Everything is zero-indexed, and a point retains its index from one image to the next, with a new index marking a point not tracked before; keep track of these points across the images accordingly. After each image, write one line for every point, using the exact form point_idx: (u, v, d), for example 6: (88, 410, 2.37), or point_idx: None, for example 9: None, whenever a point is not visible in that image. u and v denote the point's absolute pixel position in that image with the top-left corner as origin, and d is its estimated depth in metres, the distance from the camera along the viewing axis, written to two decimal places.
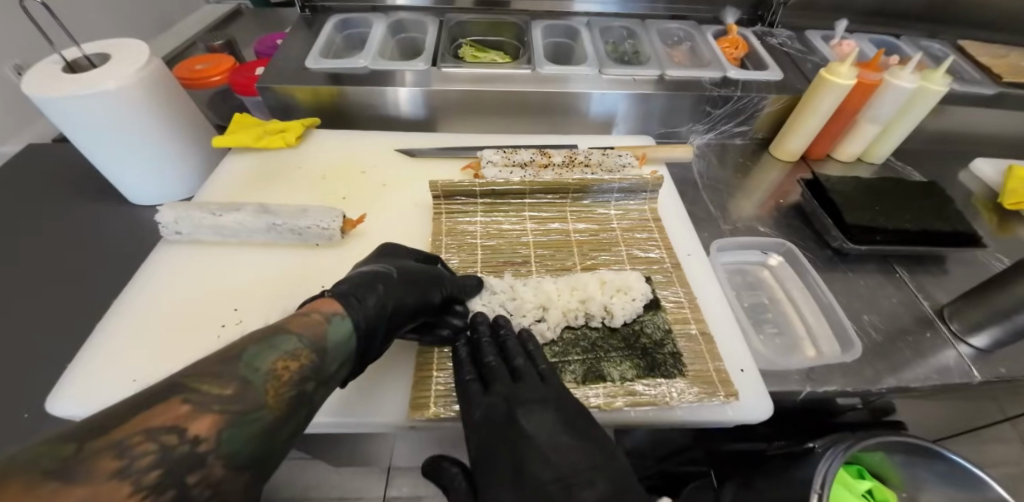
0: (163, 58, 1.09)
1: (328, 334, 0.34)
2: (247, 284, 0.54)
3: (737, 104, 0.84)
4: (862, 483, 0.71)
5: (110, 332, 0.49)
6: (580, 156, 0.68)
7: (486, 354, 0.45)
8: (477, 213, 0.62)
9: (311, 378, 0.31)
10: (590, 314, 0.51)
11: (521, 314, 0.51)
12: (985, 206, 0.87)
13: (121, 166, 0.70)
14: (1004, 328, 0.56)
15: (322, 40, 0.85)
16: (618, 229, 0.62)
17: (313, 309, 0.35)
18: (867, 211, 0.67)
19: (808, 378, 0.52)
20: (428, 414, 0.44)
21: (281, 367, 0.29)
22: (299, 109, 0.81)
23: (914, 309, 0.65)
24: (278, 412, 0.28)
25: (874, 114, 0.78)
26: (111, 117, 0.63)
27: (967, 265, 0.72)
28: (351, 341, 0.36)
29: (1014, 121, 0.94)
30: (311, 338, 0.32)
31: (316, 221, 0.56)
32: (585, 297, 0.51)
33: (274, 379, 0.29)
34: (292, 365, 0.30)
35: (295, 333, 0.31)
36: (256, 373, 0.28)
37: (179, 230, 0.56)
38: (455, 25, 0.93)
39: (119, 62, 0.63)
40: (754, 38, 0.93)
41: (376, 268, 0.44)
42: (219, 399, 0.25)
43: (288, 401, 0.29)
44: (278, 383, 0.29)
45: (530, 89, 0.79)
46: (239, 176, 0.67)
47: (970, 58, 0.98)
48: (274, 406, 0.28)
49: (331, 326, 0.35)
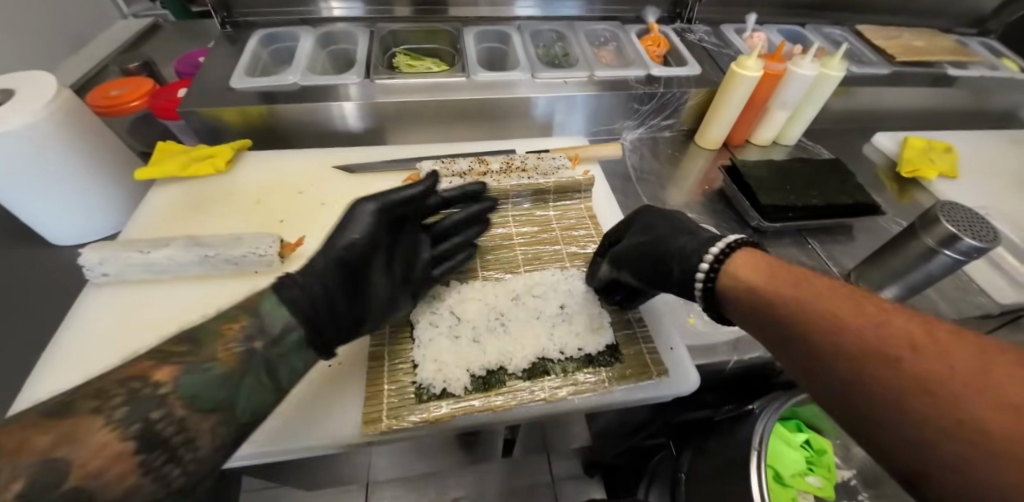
0: (73, 84, 1.02)
1: (263, 301, 0.39)
2: (183, 319, 0.54)
3: (661, 100, 0.89)
4: (798, 435, 0.76)
5: (38, 390, 0.47)
6: (516, 162, 0.70)
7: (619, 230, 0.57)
8: (421, 225, 0.63)
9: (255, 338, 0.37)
10: (562, 347, 0.51)
11: (506, 294, 0.55)
12: (889, 175, 0.97)
13: (38, 208, 0.66)
14: (900, 285, 0.64)
15: (247, 58, 0.83)
16: (558, 229, 0.65)
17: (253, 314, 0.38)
18: (780, 192, 0.74)
19: (735, 348, 0.58)
20: (380, 429, 0.44)
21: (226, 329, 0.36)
22: (229, 131, 0.78)
23: (825, 276, 0.72)
24: (229, 367, 0.34)
25: (782, 100, 0.86)
26: (23, 157, 0.59)
27: (868, 231, 0.81)
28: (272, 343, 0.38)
29: (908, 96, 1.04)
30: (248, 307, 0.38)
31: (253, 248, 0.55)
32: (535, 284, 0.56)
33: (219, 339, 0.35)
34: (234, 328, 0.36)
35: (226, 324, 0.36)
36: (202, 340, 0.35)
37: (105, 271, 0.54)
38: (387, 34, 0.94)
39: (26, 98, 0.59)
40: (674, 35, 0.99)
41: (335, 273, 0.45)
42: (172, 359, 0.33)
43: (239, 359, 0.35)
44: (226, 347, 0.35)
45: (466, 96, 0.81)
46: (165, 209, 0.65)
47: (867, 42, 1.08)
48: (227, 364, 0.34)
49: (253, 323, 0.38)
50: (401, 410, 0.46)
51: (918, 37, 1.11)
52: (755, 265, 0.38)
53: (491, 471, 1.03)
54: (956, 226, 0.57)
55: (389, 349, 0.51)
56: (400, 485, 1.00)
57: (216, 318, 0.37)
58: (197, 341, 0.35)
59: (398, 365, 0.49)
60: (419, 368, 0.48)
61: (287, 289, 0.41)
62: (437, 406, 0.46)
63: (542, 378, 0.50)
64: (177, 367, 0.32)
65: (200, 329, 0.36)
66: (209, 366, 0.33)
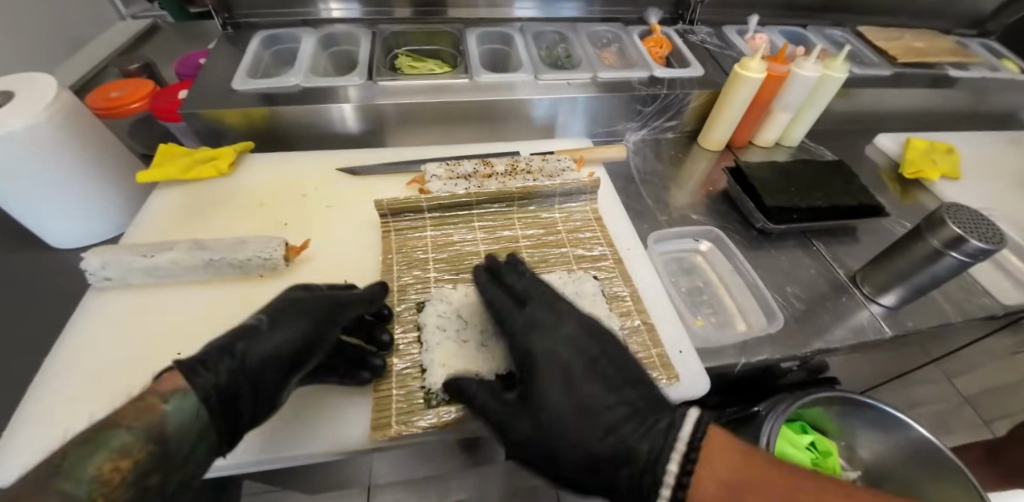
0: (73, 86, 1.02)
1: (169, 416, 0.31)
2: (187, 324, 0.53)
3: (664, 102, 0.89)
4: (804, 437, 0.74)
5: (39, 396, 0.46)
6: (521, 164, 0.70)
7: (515, 284, 0.50)
8: (426, 228, 0.63)
9: (154, 467, 0.29)
10: None
11: None
12: (891, 176, 0.97)
13: (37, 212, 0.65)
14: (906, 287, 0.64)
15: (249, 60, 0.83)
16: (564, 231, 0.65)
17: (152, 390, 0.33)
18: (784, 193, 0.74)
19: (742, 350, 0.58)
20: (389, 433, 0.44)
21: (110, 468, 0.27)
22: (231, 134, 0.78)
23: (830, 277, 0.72)
24: None
25: (785, 102, 0.86)
26: (24, 161, 0.58)
27: (872, 233, 0.81)
28: (199, 414, 0.33)
29: (909, 97, 1.05)
30: (144, 427, 0.30)
31: (258, 251, 0.55)
32: (544, 286, 0.56)
33: (98, 486, 0.26)
34: (122, 463, 0.27)
35: (126, 427, 0.29)
36: (77, 487, 0.25)
37: (108, 275, 0.54)
38: (389, 36, 0.93)
39: (26, 100, 0.59)
40: (676, 36, 0.99)
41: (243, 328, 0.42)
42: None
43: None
44: (107, 487, 0.26)
45: (469, 98, 0.80)
46: (167, 211, 0.64)
47: (868, 43, 1.09)
48: None
49: (171, 407, 0.32)
50: (410, 414, 0.45)
51: (919, 39, 1.11)
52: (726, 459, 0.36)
53: (494, 474, 1.02)
54: (962, 227, 0.57)
55: (396, 352, 0.50)
56: (403, 489, 1.00)
57: (99, 446, 0.27)
58: (67, 486, 0.25)
59: (405, 369, 0.49)
60: (427, 372, 0.48)
61: (197, 379, 0.35)
62: (445, 412, 0.46)
63: None
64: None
65: (74, 468, 0.26)
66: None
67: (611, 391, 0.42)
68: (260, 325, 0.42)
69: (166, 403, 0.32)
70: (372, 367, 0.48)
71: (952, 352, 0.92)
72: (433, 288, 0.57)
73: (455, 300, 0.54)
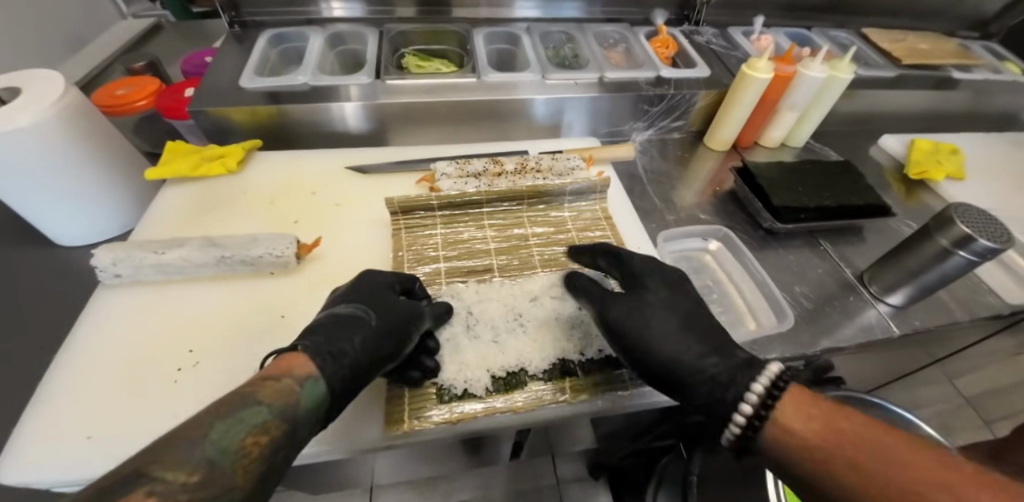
0: (77, 84, 1.01)
1: (301, 399, 0.33)
2: (197, 322, 0.53)
3: (671, 101, 0.89)
4: None
5: (50, 393, 0.46)
6: (530, 162, 0.70)
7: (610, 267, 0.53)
8: (436, 225, 0.63)
9: (281, 446, 0.30)
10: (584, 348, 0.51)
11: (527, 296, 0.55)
12: (896, 177, 0.98)
13: (43, 210, 0.65)
14: (915, 286, 0.65)
15: (257, 58, 0.83)
16: (573, 230, 0.65)
17: (285, 373, 0.34)
18: (792, 193, 0.74)
19: (752, 349, 0.58)
20: (402, 429, 0.44)
21: (251, 443, 0.28)
22: (238, 131, 0.78)
23: (838, 277, 0.72)
24: (246, 490, 0.27)
25: (792, 102, 0.86)
26: (32, 157, 0.58)
27: (878, 232, 0.81)
28: (320, 405, 0.35)
29: (913, 98, 1.05)
30: (280, 406, 0.31)
31: (269, 248, 0.55)
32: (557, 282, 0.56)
33: (240, 457, 0.27)
34: (261, 439, 0.29)
35: (264, 403, 0.30)
36: (221, 455, 0.26)
37: (118, 272, 0.54)
38: (395, 35, 0.93)
39: (33, 96, 0.59)
40: (683, 37, 1.00)
41: (348, 316, 0.43)
42: (184, 490, 0.24)
43: (258, 476, 0.28)
44: (246, 460, 0.27)
45: (476, 97, 0.80)
46: (178, 208, 0.64)
47: (872, 44, 1.09)
48: (243, 484, 0.27)
49: (303, 392, 0.33)
50: (424, 409, 0.46)
51: (923, 40, 1.12)
52: (804, 416, 0.35)
53: (497, 475, 1.01)
54: (970, 226, 0.57)
55: None
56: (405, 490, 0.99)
57: (241, 419, 0.28)
58: (212, 454, 0.26)
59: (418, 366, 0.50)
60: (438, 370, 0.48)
61: (323, 366, 0.37)
62: (456, 408, 0.46)
63: (564, 380, 0.49)
64: (198, 501, 0.24)
65: (223, 435, 0.27)
66: (228, 495, 0.26)
67: (698, 345, 0.43)
68: (367, 316, 0.44)
69: (300, 387, 0.33)
70: (424, 367, 0.46)
71: (957, 352, 0.92)
72: (444, 285, 0.57)
73: (465, 297, 0.54)
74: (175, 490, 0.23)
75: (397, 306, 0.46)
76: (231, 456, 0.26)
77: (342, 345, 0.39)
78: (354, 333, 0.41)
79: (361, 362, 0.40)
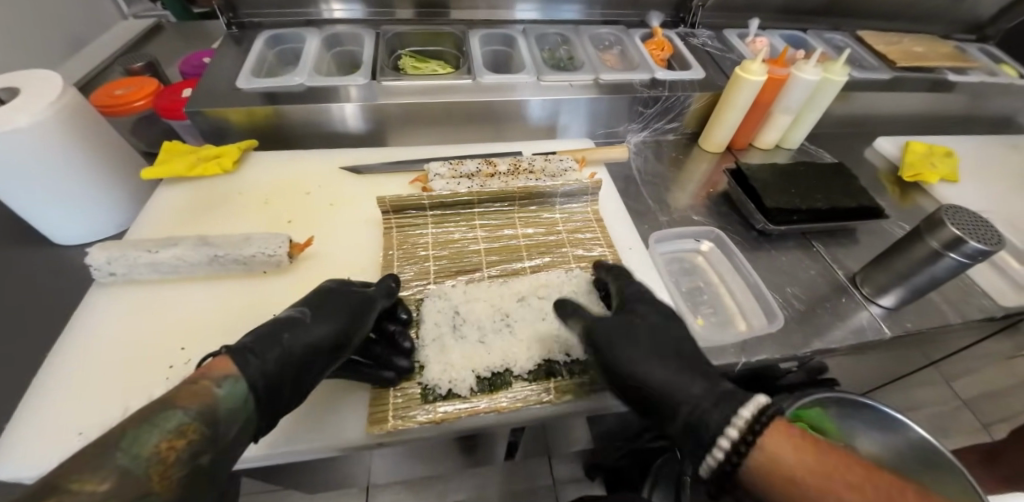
0: (76, 84, 1.02)
1: (221, 400, 0.32)
2: (189, 319, 0.53)
3: (666, 103, 0.90)
4: None
5: (42, 390, 0.46)
6: (524, 164, 0.71)
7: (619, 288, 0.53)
8: (428, 225, 0.63)
9: (206, 449, 0.30)
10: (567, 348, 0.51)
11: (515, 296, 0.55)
12: (891, 179, 0.98)
13: (40, 209, 0.66)
14: (906, 288, 0.65)
15: (254, 59, 0.83)
16: (564, 231, 0.65)
17: (205, 374, 0.33)
18: (784, 195, 0.74)
19: (742, 350, 0.58)
20: (386, 428, 0.44)
21: (166, 447, 0.28)
22: (234, 132, 0.78)
23: (830, 278, 0.73)
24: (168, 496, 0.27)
25: (785, 105, 0.86)
26: (29, 157, 0.59)
27: (871, 234, 0.81)
28: (249, 404, 0.34)
29: (908, 101, 1.05)
30: (201, 409, 0.30)
31: (262, 247, 0.55)
32: (544, 282, 0.57)
33: (156, 463, 0.27)
34: (178, 443, 0.28)
35: (181, 408, 0.30)
36: (132, 462, 0.26)
37: (112, 270, 0.54)
38: (392, 37, 0.94)
39: (30, 96, 0.59)
40: (678, 39, 1.00)
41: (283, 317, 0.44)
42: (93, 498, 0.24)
43: (180, 483, 0.28)
44: (163, 466, 0.27)
45: (471, 98, 0.81)
46: (173, 207, 0.65)
47: (868, 47, 1.10)
48: (161, 490, 0.27)
49: (224, 392, 0.33)
50: (409, 408, 0.46)
51: (919, 43, 1.12)
52: (792, 445, 0.33)
53: (493, 475, 1.02)
54: (961, 229, 0.57)
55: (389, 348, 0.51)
56: (400, 490, 0.99)
57: (155, 425, 0.28)
58: (125, 462, 0.26)
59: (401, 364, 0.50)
60: (425, 368, 0.49)
61: (246, 366, 0.36)
62: (441, 407, 0.46)
63: (549, 379, 0.50)
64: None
65: (133, 443, 0.27)
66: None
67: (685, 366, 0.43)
68: (303, 316, 0.44)
69: (220, 388, 0.33)
70: (399, 368, 0.47)
71: (951, 354, 0.92)
72: (433, 285, 0.57)
73: (454, 297, 0.54)
74: (83, 500, 0.24)
75: (335, 303, 0.47)
76: (143, 463, 0.26)
77: (272, 345, 0.39)
78: (284, 333, 0.41)
79: (294, 360, 0.40)
